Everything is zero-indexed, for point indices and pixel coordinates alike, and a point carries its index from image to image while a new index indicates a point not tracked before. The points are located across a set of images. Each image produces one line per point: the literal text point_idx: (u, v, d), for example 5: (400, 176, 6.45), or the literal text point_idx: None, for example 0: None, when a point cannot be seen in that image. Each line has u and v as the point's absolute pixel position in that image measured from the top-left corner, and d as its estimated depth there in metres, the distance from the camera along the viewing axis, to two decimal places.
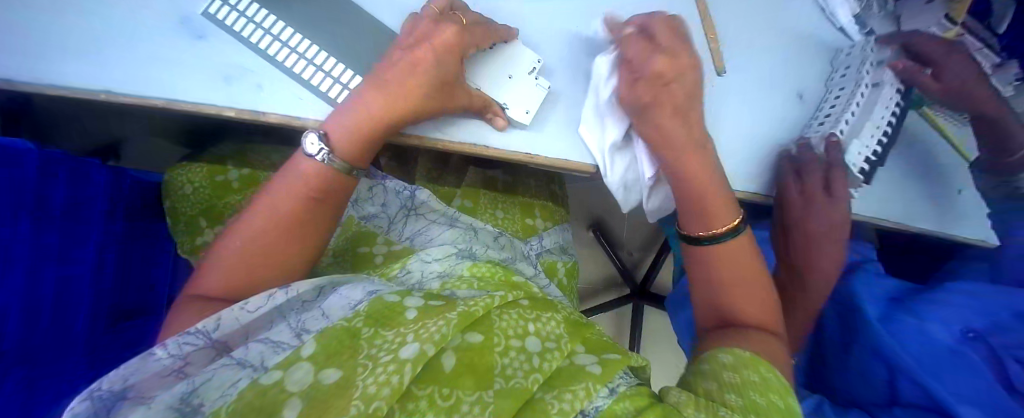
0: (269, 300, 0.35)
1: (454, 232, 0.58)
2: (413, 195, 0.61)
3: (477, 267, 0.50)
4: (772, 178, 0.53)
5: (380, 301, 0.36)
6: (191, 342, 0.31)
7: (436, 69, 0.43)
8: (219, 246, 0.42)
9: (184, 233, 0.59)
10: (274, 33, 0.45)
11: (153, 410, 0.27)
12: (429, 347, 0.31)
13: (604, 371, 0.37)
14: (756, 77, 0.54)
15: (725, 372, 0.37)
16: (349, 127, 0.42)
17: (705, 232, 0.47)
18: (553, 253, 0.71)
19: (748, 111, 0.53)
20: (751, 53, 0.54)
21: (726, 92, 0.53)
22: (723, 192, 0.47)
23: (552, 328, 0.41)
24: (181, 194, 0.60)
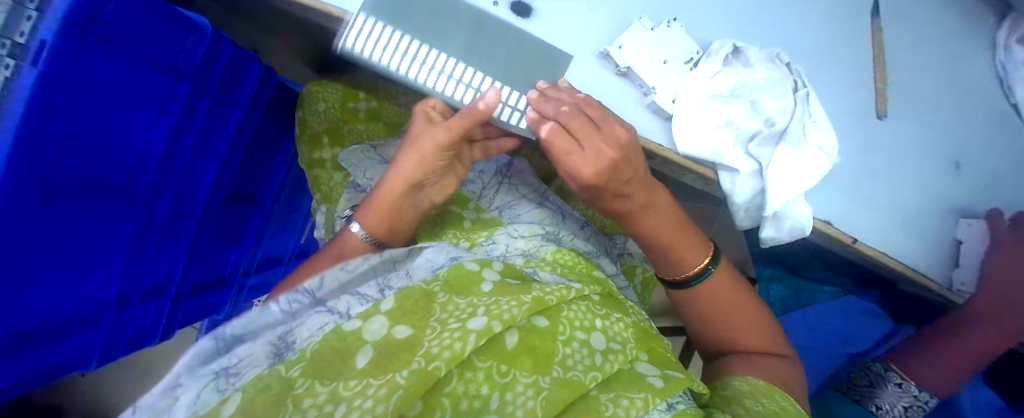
0: (364, 261, 0.41)
1: (543, 212, 0.58)
2: (509, 164, 0.64)
3: (561, 253, 0.49)
4: (903, 224, 0.59)
5: (459, 268, 0.38)
6: (298, 299, 0.37)
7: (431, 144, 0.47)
8: (323, 253, 0.50)
9: (305, 145, 0.70)
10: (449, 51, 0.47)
11: (257, 346, 0.31)
12: (496, 324, 0.32)
13: (666, 385, 0.36)
14: (925, 116, 0.60)
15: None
16: (376, 212, 0.50)
17: (685, 276, 0.53)
18: (632, 256, 0.68)
19: (912, 151, 0.59)
20: (917, 102, 0.60)
21: (891, 131, 0.59)
22: (690, 238, 0.53)
23: (619, 329, 0.40)
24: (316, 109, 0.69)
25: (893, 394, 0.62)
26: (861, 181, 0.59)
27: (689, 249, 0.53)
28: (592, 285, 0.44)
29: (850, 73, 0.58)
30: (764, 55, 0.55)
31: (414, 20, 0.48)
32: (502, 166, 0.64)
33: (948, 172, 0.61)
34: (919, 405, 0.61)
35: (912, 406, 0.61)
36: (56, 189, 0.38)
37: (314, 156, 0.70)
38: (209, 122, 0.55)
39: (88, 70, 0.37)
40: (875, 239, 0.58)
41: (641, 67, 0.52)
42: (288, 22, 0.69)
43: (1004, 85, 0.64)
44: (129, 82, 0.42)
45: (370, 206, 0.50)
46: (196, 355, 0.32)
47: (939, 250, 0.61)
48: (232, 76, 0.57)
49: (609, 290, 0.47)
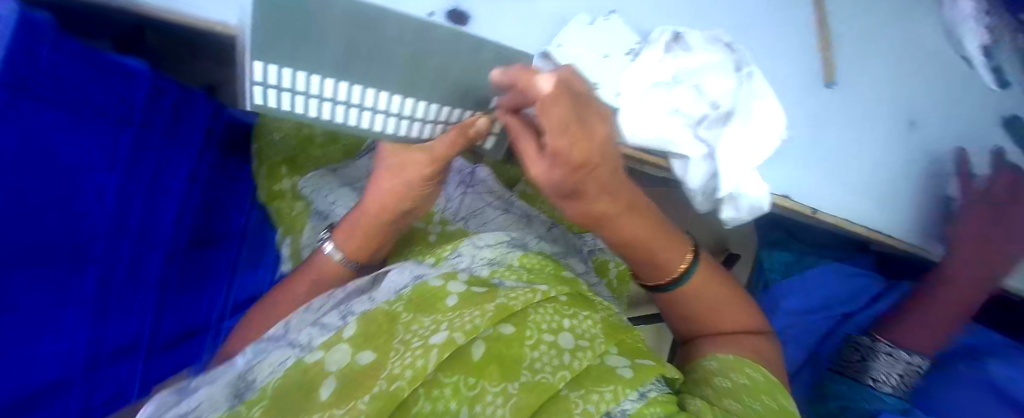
0: (331, 298, 0.42)
1: (507, 218, 0.59)
2: (473, 173, 0.64)
3: (527, 257, 0.50)
4: (855, 192, 0.62)
5: (423, 285, 0.38)
6: (259, 339, 0.37)
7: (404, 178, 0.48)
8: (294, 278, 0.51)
9: (263, 175, 0.68)
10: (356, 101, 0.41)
11: (217, 385, 0.32)
12: (459, 336, 0.32)
13: (636, 375, 0.37)
14: (868, 80, 0.63)
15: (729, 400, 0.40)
16: (352, 240, 0.51)
17: (665, 281, 0.54)
18: (606, 251, 0.69)
19: (849, 124, 0.62)
20: (861, 68, 0.63)
21: (834, 98, 0.62)
22: (676, 243, 0.53)
23: (588, 327, 0.41)
24: (268, 141, 0.68)
25: (886, 363, 0.64)
26: (821, 154, 0.61)
27: (667, 254, 0.52)
28: (560, 286, 0.44)
29: (791, 48, 0.60)
30: (705, 37, 0.56)
31: (323, 49, 0.36)
32: (465, 175, 0.64)
33: (899, 131, 0.64)
34: (912, 370, 0.64)
35: (909, 372, 0.64)
36: (9, 257, 0.37)
37: (274, 190, 0.68)
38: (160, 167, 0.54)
39: (21, 132, 0.37)
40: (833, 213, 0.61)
41: (584, 63, 0.53)
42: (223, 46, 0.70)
43: (955, 40, 0.67)
44: (73, 139, 0.42)
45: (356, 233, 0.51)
46: (160, 403, 0.32)
47: (900, 213, 0.64)
48: (175, 118, 0.56)
49: (579, 289, 0.48)
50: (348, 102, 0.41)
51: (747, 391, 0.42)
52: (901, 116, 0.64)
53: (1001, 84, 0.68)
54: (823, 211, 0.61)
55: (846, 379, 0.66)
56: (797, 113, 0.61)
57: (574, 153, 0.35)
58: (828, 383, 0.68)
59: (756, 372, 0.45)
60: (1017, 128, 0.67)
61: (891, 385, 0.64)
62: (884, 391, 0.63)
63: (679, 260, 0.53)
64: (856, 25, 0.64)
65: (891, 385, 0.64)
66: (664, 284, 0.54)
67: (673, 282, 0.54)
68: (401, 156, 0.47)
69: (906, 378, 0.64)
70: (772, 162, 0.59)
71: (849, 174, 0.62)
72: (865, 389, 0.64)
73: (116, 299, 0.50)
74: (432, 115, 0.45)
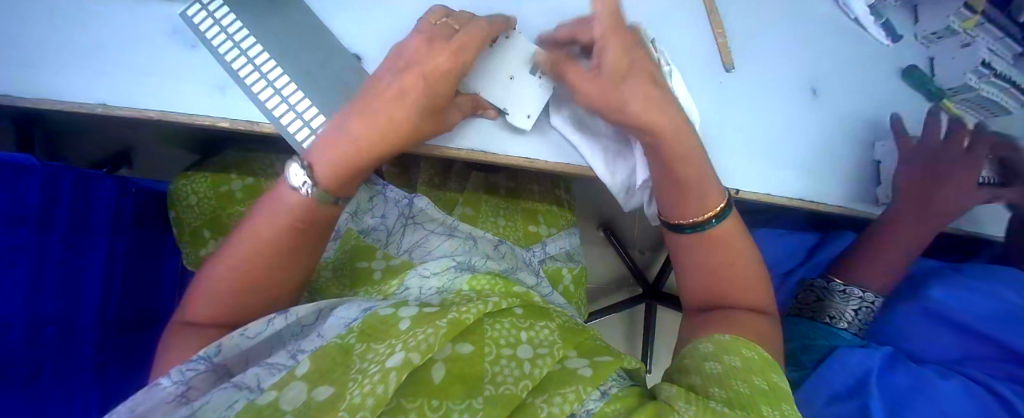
0: (268, 327, 0.40)
1: (453, 242, 0.60)
2: (412, 203, 0.63)
3: (477, 279, 0.51)
4: (781, 175, 0.65)
5: (373, 315, 0.38)
6: (194, 368, 0.36)
7: (425, 95, 0.46)
8: (260, 209, 0.49)
9: (189, 245, 0.65)
10: (263, 71, 0.50)
11: None
12: (414, 355, 0.32)
13: (596, 373, 0.38)
14: (761, 63, 0.66)
15: (708, 363, 0.41)
16: (326, 162, 0.46)
17: (684, 221, 0.53)
18: (558, 259, 0.75)
19: (762, 105, 0.65)
20: (759, 50, 0.66)
21: (739, 81, 0.65)
22: (705, 193, 0.51)
23: (546, 335, 0.42)
24: (186, 204, 0.65)
25: (840, 299, 0.67)
26: (738, 138, 0.64)
27: (692, 200, 0.51)
28: (513, 299, 0.45)
29: (696, 39, 0.64)
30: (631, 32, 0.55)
31: (266, 23, 0.51)
32: (404, 207, 0.63)
33: (806, 100, 0.66)
34: (866, 306, 0.66)
35: (862, 308, 0.66)
36: None
37: (201, 255, 0.64)
38: (69, 252, 0.51)
39: None
40: (759, 193, 0.64)
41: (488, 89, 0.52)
42: (110, 124, 0.66)
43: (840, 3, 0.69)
44: None
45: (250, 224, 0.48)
46: None
47: (824, 188, 0.66)
48: (82, 195, 0.53)
49: (530, 301, 0.50)
50: (260, 68, 0.50)
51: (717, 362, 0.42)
52: (805, 85, 0.67)
53: (894, 37, 0.69)
54: (746, 191, 0.63)
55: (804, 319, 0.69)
56: (707, 103, 0.63)
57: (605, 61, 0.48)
58: (787, 324, 0.71)
59: (753, 351, 0.42)
60: (919, 77, 0.69)
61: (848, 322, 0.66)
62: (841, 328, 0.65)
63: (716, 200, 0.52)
64: (743, 9, 0.66)
65: (846, 321, 0.66)
66: (682, 226, 0.53)
67: (692, 223, 0.52)
68: (416, 58, 0.46)
69: (862, 314, 0.66)
70: None
71: (771, 152, 0.65)
72: (822, 326, 0.66)
73: (45, 382, 0.46)
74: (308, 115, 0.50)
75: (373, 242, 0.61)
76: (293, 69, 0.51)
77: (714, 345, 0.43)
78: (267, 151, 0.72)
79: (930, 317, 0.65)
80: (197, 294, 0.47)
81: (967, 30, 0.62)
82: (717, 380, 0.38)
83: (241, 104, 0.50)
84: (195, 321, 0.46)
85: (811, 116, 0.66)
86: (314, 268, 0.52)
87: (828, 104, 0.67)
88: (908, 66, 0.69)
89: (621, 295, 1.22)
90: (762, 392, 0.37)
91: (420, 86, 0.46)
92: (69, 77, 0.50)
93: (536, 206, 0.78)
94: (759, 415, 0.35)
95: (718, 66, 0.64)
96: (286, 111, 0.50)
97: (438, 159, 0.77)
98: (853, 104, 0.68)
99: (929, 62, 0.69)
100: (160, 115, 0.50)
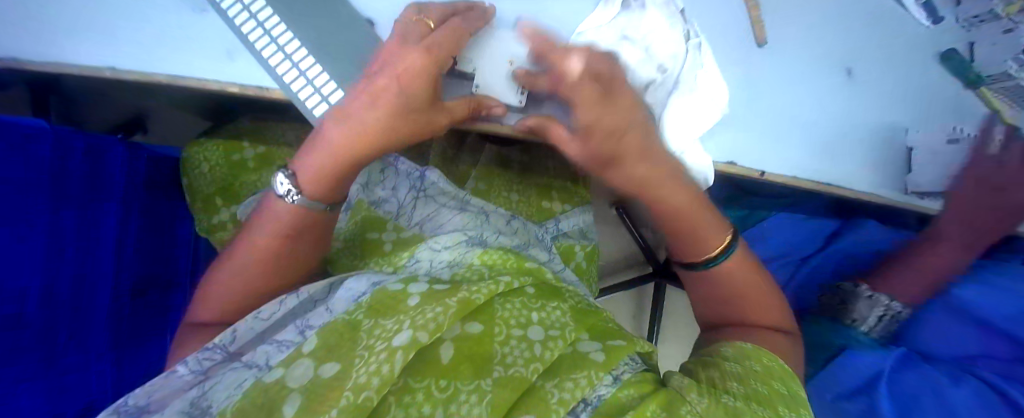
0: (280, 307, 0.40)
1: (465, 216, 0.59)
2: (423, 176, 0.62)
3: (488, 254, 0.50)
4: (809, 158, 0.61)
5: (381, 291, 0.37)
6: (210, 357, 0.36)
7: (400, 96, 0.41)
8: (257, 217, 0.47)
9: (202, 212, 0.65)
10: (272, 33, 0.47)
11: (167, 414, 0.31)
12: (422, 335, 0.32)
13: (608, 358, 0.37)
14: (794, 39, 0.62)
15: (729, 362, 0.40)
16: (313, 168, 0.44)
17: (705, 256, 0.50)
18: (570, 236, 0.73)
19: (794, 82, 0.61)
20: (791, 25, 0.62)
21: (770, 57, 0.60)
22: (710, 211, 0.49)
23: (558, 316, 0.41)
24: (199, 172, 0.65)
25: (868, 306, 0.64)
26: (767, 116, 0.60)
27: (704, 227, 0.49)
28: (524, 278, 0.44)
29: (727, 10, 0.60)
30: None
31: None
32: (416, 179, 0.62)
33: (840, 79, 0.63)
34: (893, 313, 0.64)
35: (887, 317, 0.64)
36: None
37: (213, 222, 0.63)
38: (82, 221, 0.51)
39: None
40: (785, 175, 0.61)
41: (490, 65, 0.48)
42: (123, 91, 0.65)
43: None
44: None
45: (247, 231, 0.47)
46: None
47: (856, 172, 0.63)
48: (94, 164, 0.53)
49: (543, 278, 0.49)
50: (269, 30, 0.47)
51: (734, 355, 0.41)
52: (838, 65, 0.63)
53: (934, 18, 0.64)
54: (771, 171, 0.60)
55: (823, 321, 0.67)
56: (735, 80, 0.60)
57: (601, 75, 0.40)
58: (807, 329, 0.68)
59: (773, 361, 0.40)
60: (963, 64, 0.64)
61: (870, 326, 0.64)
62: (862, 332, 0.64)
63: (718, 233, 0.50)
64: None
65: (872, 327, 0.64)
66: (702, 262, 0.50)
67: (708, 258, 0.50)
68: (390, 56, 0.41)
69: (886, 321, 0.64)
70: (718, 129, 0.59)
71: (801, 133, 0.61)
72: (844, 329, 0.64)
73: (64, 346, 0.47)
74: (321, 82, 0.46)
75: (383, 213, 0.59)
76: (302, 31, 0.47)
77: (736, 349, 0.42)
78: (279, 118, 0.71)
79: (958, 314, 0.62)
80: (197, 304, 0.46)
81: (1011, 16, 0.57)
82: (735, 378, 0.37)
83: (248, 69, 0.48)
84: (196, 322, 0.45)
85: (845, 96, 0.62)
86: (316, 263, 0.50)
87: (863, 83, 0.63)
88: (948, 51, 0.64)
89: (632, 273, 1.21)
90: (780, 393, 0.36)
91: (395, 89, 0.41)
92: (77, 41, 0.49)
93: (550, 182, 0.76)
94: (776, 413, 0.34)
95: (749, 40, 0.60)
96: (296, 77, 0.47)
97: (452, 132, 0.75)
98: (888, 85, 0.64)
99: (968, 47, 0.64)
100: (169, 79, 0.49)
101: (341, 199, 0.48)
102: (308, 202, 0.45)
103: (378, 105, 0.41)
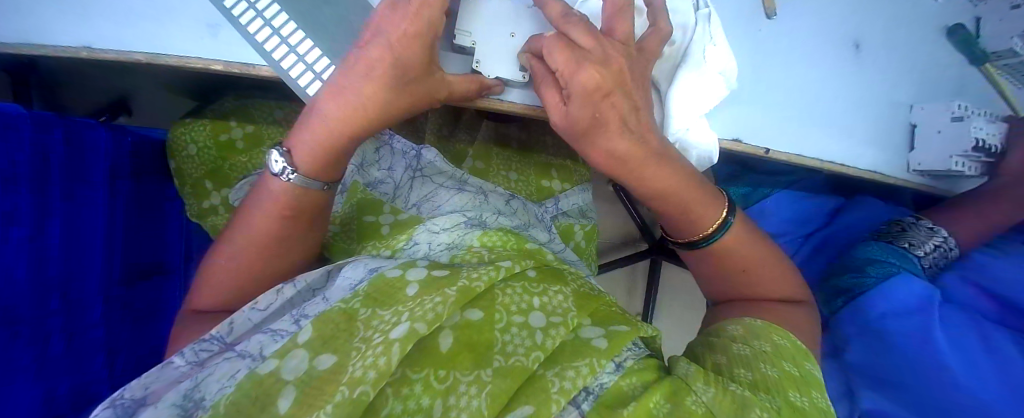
0: (279, 297, 0.39)
1: (463, 196, 0.57)
2: (420, 155, 0.60)
3: (488, 236, 0.49)
4: (812, 138, 0.61)
5: (380, 278, 0.36)
6: (207, 348, 0.35)
7: (395, 67, 0.38)
8: (253, 199, 0.45)
9: (191, 195, 0.63)
10: (254, 5, 0.44)
11: (160, 410, 0.30)
12: (421, 326, 0.31)
13: (611, 344, 0.36)
14: (806, 11, 0.60)
15: (735, 345, 0.39)
16: (309, 147, 0.42)
17: (699, 236, 0.48)
18: (570, 216, 0.72)
19: (803, 58, 0.59)
20: None
21: (779, 31, 0.58)
22: (706, 191, 0.47)
23: (560, 302, 0.40)
24: (186, 154, 0.62)
25: (922, 232, 0.69)
26: (774, 93, 0.58)
27: (699, 210, 0.47)
28: (526, 261, 0.43)
29: None
30: None
31: None
32: (411, 158, 0.60)
33: (848, 55, 0.62)
34: (943, 248, 0.69)
35: (935, 250, 0.69)
36: None
37: (204, 206, 0.62)
38: (66, 205, 0.49)
39: None
40: (789, 154, 0.59)
41: (492, 39, 0.46)
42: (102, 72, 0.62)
43: None
44: None
45: (244, 212, 0.45)
46: None
47: (860, 150, 0.63)
48: (76, 147, 0.51)
49: (544, 261, 0.48)
50: (252, 2, 0.44)
51: (739, 337, 0.40)
52: (848, 39, 0.62)
53: None
54: (776, 151, 0.59)
55: (883, 243, 0.70)
56: (743, 54, 0.57)
57: (590, 74, 0.38)
58: (856, 249, 0.72)
59: (784, 338, 0.40)
60: (964, 38, 0.67)
61: (924, 252, 0.68)
62: (917, 255, 0.67)
63: (716, 213, 0.47)
64: None
65: (925, 252, 0.68)
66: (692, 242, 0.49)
67: (700, 238, 0.48)
68: (380, 24, 0.39)
69: (936, 254, 0.69)
70: (723, 106, 0.57)
71: (808, 110, 0.60)
72: (899, 248, 0.68)
73: (53, 335, 0.46)
74: (311, 57, 0.43)
75: (381, 196, 0.58)
76: (287, 2, 0.44)
77: (744, 329, 0.41)
78: (267, 97, 0.68)
79: (967, 282, 0.68)
80: (194, 292, 0.45)
81: None
82: (744, 363, 0.37)
83: (234, 46, 0.46)
84: (194, 312, 0.44)
85: (853, 69, 0.62)
86: (316, 250, 0.49)
87: (869, 57, 0.63)
88: (955, 25, 0.67)
89: (627, 251, 1.20)
90: (790, 377, 0.35)
91: (389, 61, 0.38)
92: (53, 17, 0.46)
93: (548, 160, 0.74)
94: (785, 400, 0.33)
95: (759, 12, 0.57)
96: (283, 52, 0.44)
97: (446, 109, 0.72)
98: (892, 59, 0.64)
99: (975, 22, 0.68)
100: (150, 58, 0.46)
101: (339, 178, 0.46)
102: (305, 181, 0.43)
103: (372, 76, 0.39)
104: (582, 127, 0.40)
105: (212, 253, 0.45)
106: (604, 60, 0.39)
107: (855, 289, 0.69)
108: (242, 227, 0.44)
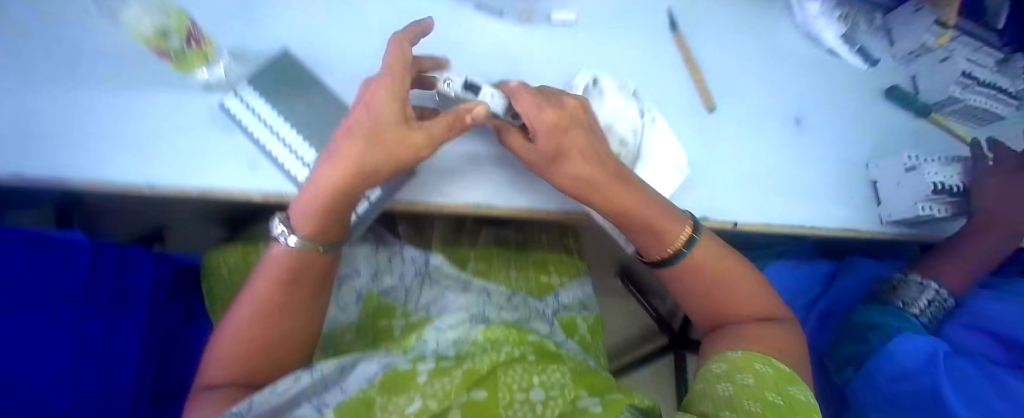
0: (297, 382, 0.37)
1: (468, 298, 0.63)
2: (428, 261, 0.67)
3: (491, 330, 0.53)
4: (774, 206, 0.67)
5: (394, 370, 0.41)
6: None
7: (373, 118, 0.46)
8: (260, 267, 0.50)
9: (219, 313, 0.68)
10: (282, 138, 0.52)
11: None
12: (430, 402, 0.38)
13: (607, 409, 0.39)
14: (743, 102, 0.71)
15: (721, 386, 0.42)
16: (303, 207, 0.46)
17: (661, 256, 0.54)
18: (572, 307, 0.76)
19: (748, 139, 0.69)
20: (738, 91, 0.71)
21: (722, 121, 0.69)
22: (667, 212, 0.52)
23: (557, 378, 0.44)
24: (218, 276, 0.69)
25: (916, 288, 0.71)
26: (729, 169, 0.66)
27: (665, 227, 0.52)
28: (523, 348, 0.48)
29: (677, 86, 0.68)
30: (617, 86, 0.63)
31: (291, 100, 0.53)
32: (421, 265, 0.67)
33: (788, 132, 0.71)
34: (941, 301, 0.70)
35: (932, 305, 0.70)
36: None
37: None
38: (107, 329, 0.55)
39: None
40: (755, 222, 0.65)
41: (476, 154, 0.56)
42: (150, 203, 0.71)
43: (812, 37, 0.77)
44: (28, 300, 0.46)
45: (254, 287, 0.49)
46: None
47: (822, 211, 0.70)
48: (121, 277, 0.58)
49: (545, 348, 0.53)
50: (281, 137, 0.52)
51: (723, 375, 0.44)
52: (785, 120, 0.72)
53: (870, 61, 0.79)
54: (744, 222, 0.65)
55: (880, 307, 0.73)
56: (695, 142, 0.67)
57: (548, 115, 0.50)
58: (856, 312, 0.75)
59: (764, 367, 0.43)
60: (903, 97, 0.78)
61: (921, 310, 0.70)
62: (914, 314, 0.70)
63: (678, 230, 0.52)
64: (718, 58, 0.72)
65: (920, 309, 0.71)
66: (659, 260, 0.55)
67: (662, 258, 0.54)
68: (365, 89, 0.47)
69: (933, 307, 0.70)
70: (688, 187, 0.65)
71: (764, 182, 0.68)
72: (894, 310, 0.71)
73: None
74: None
75: (393, 301, 0.63)
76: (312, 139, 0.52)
77: (727, 363, 0.45)
78: None
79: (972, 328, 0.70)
80: (205, 368, 0.48)
81: (943, 45, 0.74)
82: (733, 404, 0.39)
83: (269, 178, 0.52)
84: (211, 383, 0.47)
85: (796, 141, 0.71)
86: (318, 316, 0.53)
87: (809, 133, 0.73)
88: (890, 87, 0.78)
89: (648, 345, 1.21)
90: (772, 408, 0.38)
91: (370, 114, 0.46)
92: None
93: (545, 256, 0.81)
94: None
95: (701, 108, 0.68)
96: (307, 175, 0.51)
97: (450, 219, 0.80)
98: (832, 131, 0.74)
99: (911, 80, 0.79)
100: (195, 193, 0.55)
101: (334, 239, 0.50)
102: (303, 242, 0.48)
103: (355, 125, 0.46)
104: (550, 151, 0.49)
105: (225, 325, 0.49)
106: (562, 104, 0.52)
107: (861, 356, 0.71)
108: (255, 302, 0.49)
